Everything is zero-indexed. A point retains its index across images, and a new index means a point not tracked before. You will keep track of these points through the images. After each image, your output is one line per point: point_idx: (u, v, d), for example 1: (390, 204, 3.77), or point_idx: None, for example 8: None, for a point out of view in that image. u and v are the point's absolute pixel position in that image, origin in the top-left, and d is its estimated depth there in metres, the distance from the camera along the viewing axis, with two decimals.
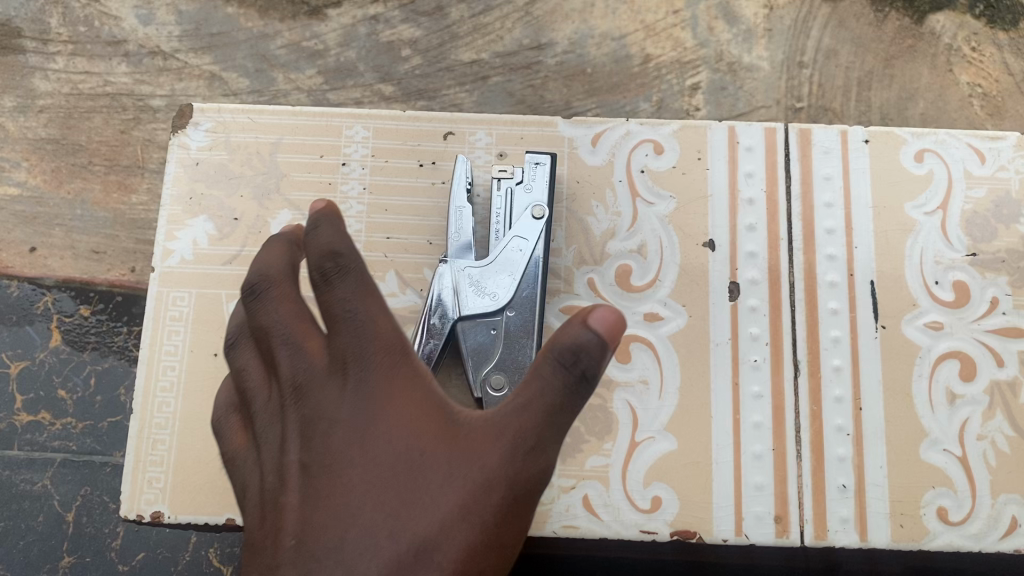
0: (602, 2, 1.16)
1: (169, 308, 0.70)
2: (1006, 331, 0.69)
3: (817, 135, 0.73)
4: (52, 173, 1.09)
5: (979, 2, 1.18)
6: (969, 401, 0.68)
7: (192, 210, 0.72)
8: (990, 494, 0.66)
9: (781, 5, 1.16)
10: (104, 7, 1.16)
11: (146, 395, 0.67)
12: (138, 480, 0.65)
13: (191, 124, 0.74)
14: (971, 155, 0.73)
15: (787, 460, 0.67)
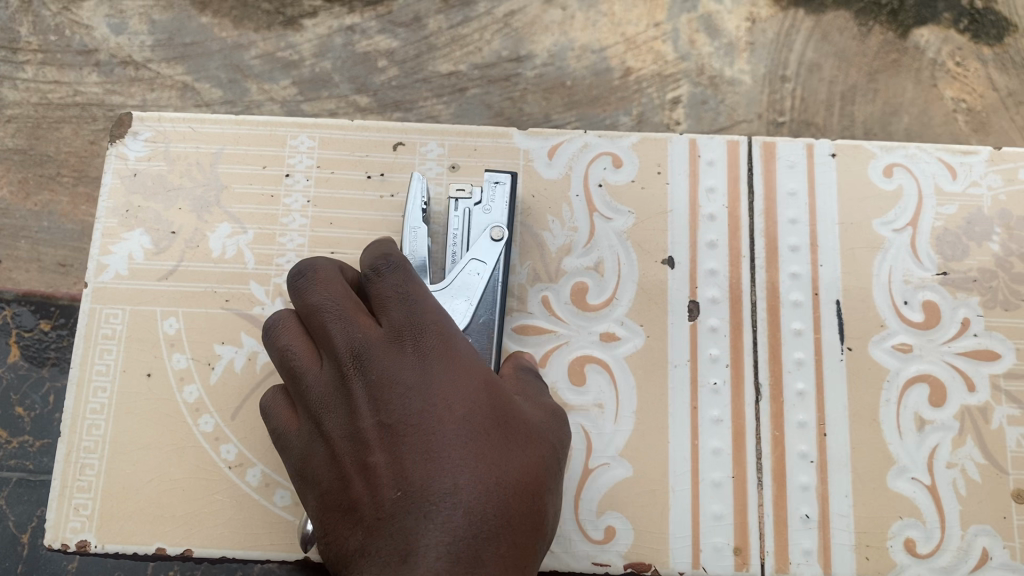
0: (582, 15, 1.15)
1: (99, 325, 0.73)
2: (976, 353, 0.72)
3: (783, 148, 0.77)
4: (18, 184, 1.08)
5: (965, 16, 1.17)
6: (938, 427, 0.70)
7: (128, 224, 0.75)
8: (956, 525, 0.68)
9: (763, 18, 1.15)
10: (75, 15, 1.14)
11: (76, 418, 0.71)
12: (64, 507, 0.69)
13: (129, 133, 0.78)
14: (942, 171, 0.76)
15: (747, 487, 0.69)
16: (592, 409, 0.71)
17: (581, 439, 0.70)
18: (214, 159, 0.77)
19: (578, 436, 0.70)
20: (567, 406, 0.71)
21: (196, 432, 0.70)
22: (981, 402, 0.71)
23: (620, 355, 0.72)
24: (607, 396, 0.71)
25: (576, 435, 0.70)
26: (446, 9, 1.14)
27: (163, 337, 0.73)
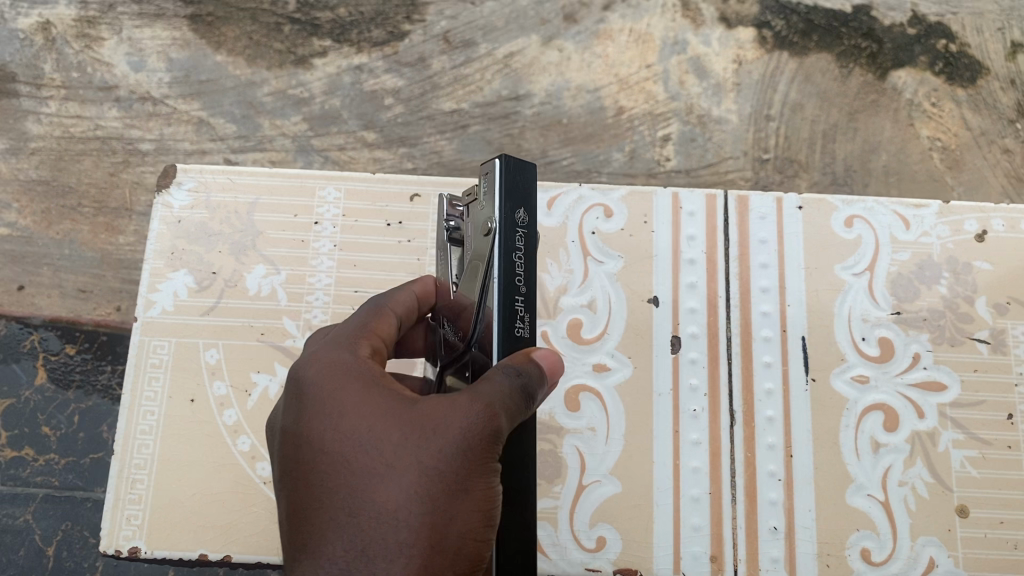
0: (578, 56, 1.21)
1: (150, 355, 0.81)
2: (926, 385, 0.79)
3: (754, 201, 0.85)
4: (41, 215, 1.13)
5: (939, 59, 1.24)
6: (891, 449, 0.77)
7: (173, 265, 0.83)
8: (909, 539, 0.74)
9: (749, 60, 1.22)
10: (97, 53, 1.20)
11: (127, 438, 0.78)
12: (117, 516, 0.75)
13: (175, 183, 0.86)
14: (896, 222, 0.84)
15: (723, 503, 0.76)
16: (584, 432, 0.78)
17: (576, 459, 0.77)
18: (247, 211, 0.85)
19: (571, 455, 0.77)
20: (561, 430, 0.78)
21: (235, 450, 0.77)
22: (932, 427, 0.78)
23: (611, 384, 0.79)
24: (599, 421, 0.78)
25: (569, 454, 0.77)
26: (448, 49, 1.20)
27: (204, 364, 0.80)
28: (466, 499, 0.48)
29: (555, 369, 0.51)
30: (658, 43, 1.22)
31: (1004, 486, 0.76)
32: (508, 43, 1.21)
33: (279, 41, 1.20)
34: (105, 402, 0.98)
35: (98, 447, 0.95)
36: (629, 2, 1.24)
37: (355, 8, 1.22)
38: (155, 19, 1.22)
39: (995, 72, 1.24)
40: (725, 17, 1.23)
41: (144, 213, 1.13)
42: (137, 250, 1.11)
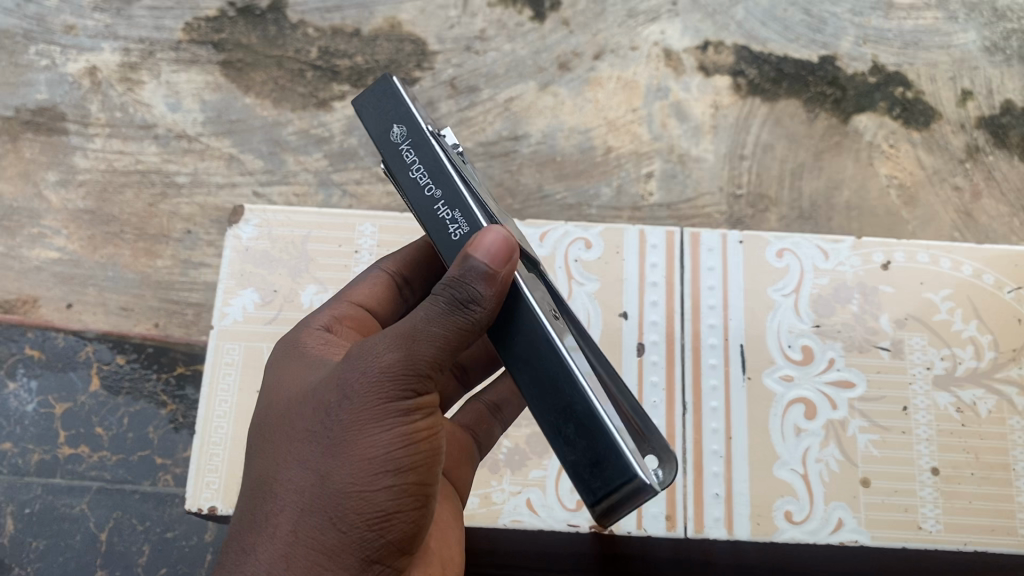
0: (571, 101, 1.35)
1: (223, 355, 0.75)
2: (839, 383, 0.74)
3: (703, 237, 0.80)
4: (87, 240, 1.25)
5: (897, 105, 1.37)
6: (810, 433, 0.72)
7: (242, 284, 0.78)
8: (823, 503, 0.70)
9: (725, 105, 1.35)
10: (138, 95, 1.34)
11: (205, 420, 0.73)
12: (200, 480, 0.71)
13: (242, 219, 0.80)
14: (818, 253, 0.79)
15: (677, 474, 0.72)
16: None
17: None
18: (303, 241, 0.80)
19: None
20: None
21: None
22: (844, 418, 0.73)
23: None
24: None
25: None
26: (455, 94, 1.34)
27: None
28: (372, 439, 0.46)
29: (507, 253, 0.45)
30: (643, 89, 1.36)
31: (901, 473, 0.71)
32: (508, 89, 1.35)
33: (302, 85, 1.34)
34: (151, 406, 1.11)
35: (145, 445, 1.09)
36: (617, 52, 1.37)
37: (371, 56, 1.35)
38: (190, 64, 1.35)
39: (946, 117, 1.37)
40: (703, 67, 1.37)
41: (180, 239, 1.25)
42: (173, 272, 1.23)
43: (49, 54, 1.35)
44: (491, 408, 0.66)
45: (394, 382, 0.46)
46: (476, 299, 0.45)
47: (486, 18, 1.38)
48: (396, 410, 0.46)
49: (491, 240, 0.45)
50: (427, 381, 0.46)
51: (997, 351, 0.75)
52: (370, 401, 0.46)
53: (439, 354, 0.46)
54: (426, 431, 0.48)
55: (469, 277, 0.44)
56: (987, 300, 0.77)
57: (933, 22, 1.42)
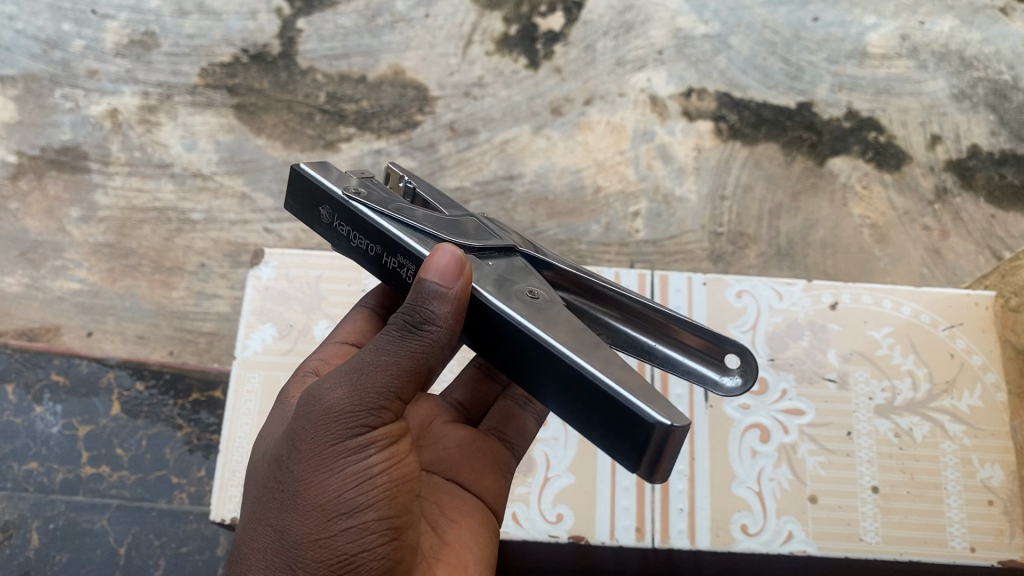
0: (563, 143, 1.44)
1: (245, 382, 0.83)
2: (790, 411, 0.82)
3: (671, 279, 0.89)
4: (107, 272, 1.33)
5: (870, 149, 1.44)
6: (765, 455, 0.81)
7: (261, 318, 0.86)
8: (776, 517, 0.78)
9: (707, 148, 1.44)
10: (156, 136, 1.42)
11: (228, 440, 0.80)
12: (223, 493, 0.78)
13: (262, 261, 0.88)
14: (773, 294, 0.88)
15: (646, 490, 0.80)
16: (549, 440, 0.82)
17: (541, 459, 0.81)
18: (317, 280, 0.88)
19: (539, 457, 0.81)
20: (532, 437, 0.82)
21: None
22: (794, 442, 0.81)
23: None
24: (559, 431, 0.82)
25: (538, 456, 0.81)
26: (454, 136, 1.42)
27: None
28: (327, 479, 0.50)
29: (457, 270, 0.51)
30: (630, 132, 1.45)
31: (845, 491, 0.79)
32: (503, 132, 1.43)
33: (309, 128, 1.42)
34: (167, 429, 1.19)
35: (162, 465, 1.16)
36: (606, 98, 1.46)
37: (376, 101, 1.45)
38: (205, 107, 1.44)
39: (917, 160, 1.43)
40: (687, 112, 1.46)
41: (194, 271, 1.33)
42: (187, 302, 1.31)
43: (74, 97, 1.44)
44: (520, 400, 0.72)
45: (341, 420, 0.50)
46: (430, 318, 0.51)
47: (484, 65, 1.48)
48: (349, 448, 0.50)
49: (442, 259, 0.51)
50: (381, 414, 0.50)
51: (932, 383, 0.83)
52: (321, 442, 0.50)
53: (385, 387, 0.50)
54: (387, 465, 0.51)
55: (423, 297, 0.51)
56: (925, 337, 0.85)
57: (905, 70, 1.50)
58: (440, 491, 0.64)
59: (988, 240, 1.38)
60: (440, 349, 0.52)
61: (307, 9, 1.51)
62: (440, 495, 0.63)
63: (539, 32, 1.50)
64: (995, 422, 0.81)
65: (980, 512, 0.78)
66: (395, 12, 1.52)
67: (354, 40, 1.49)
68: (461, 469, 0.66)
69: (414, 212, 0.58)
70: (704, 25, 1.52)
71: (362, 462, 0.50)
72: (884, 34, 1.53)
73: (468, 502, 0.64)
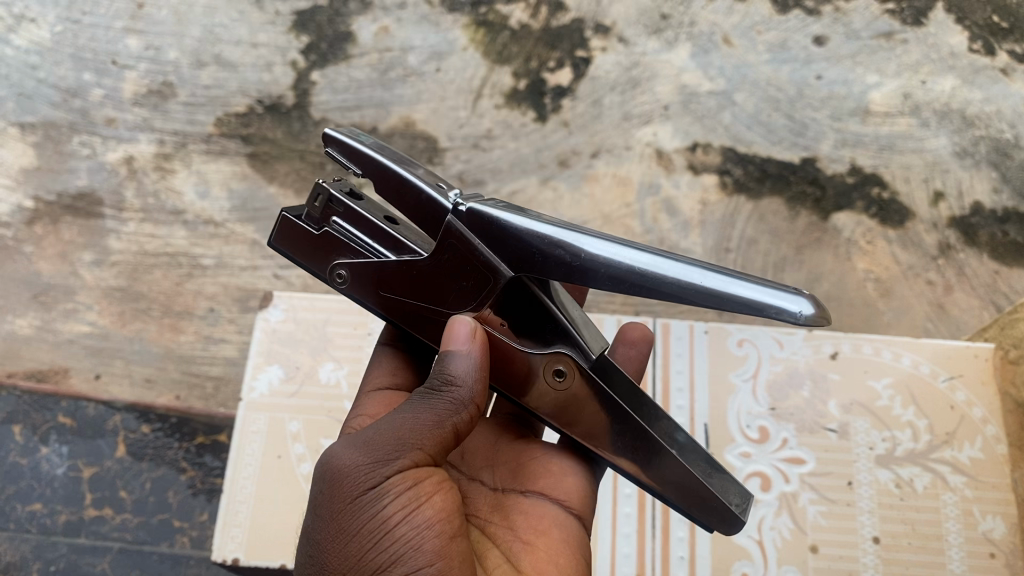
0: (569, 195, 1.45)
1: (250, 424, 0.83)
2: (791, 459, 0.82)
3: (673, 327, 0.90)
4: (117, 315, 1.35)
5: (873, 204, 1.45)
6: (765, 503, 0.80)
7: (269, 360, 0.86)
8: (776, 566, 0.78)
9: (713, 201, 1.46)
10: (169, 183, 1.45)
11: (231, 479, 0.80)
12: (225, 533, 0.78)
13: (271, 304, 0.90)
14: (773, 343, 0.89)
15: (646, 537, 0.80)
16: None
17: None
18: (323, 323, 0.89)
19: None
20: None
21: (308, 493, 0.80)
22: (795, 490, 0.81)
23: None
24: None
25: None
26: (463, 185, 1.45)
27: (288, 432, 0.83)
28: (356, 529, 0.55)
29: (472, 333, 0.61)
30: (636, 185, 1.47)
31: (845, 541, 0.79)
32: (512, 183, 1.46)
33: (318, 175, 1.44)
34: (171, 472, 1.19)
35: (165, 509, 1.17)
36: (613, 151, 1.49)
37: None
38: (219, 156, 1.47)
39: (920, 216, 1.44)
40: (692, 166, 1.48)
41: (203, 316, 1.35)
42: (195, 347, 1.32)
43: (91, 144, 1.48)
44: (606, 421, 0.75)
45: (352, 475, 0.56)
46: (446, 376, 0.60)
47: (493, 118, 1.51)
48: (366, 497, 0.55)
49: (459, 329, 0.61)
50: (394, 462, 0.56)
51: (932, 434, 0.83)
52: (338, 502, 0.56)
53: (395, 440, 0.57)
54: (407, 506, 0.55)
55: (445, 361, 0.60)
56: (925, 389, 0.86)
57: (907, 128, 1.51)
58: (515, 512, 0.68)
59: (992, 295, 1.38)
60: (462, 407, 0.60)
61: (321, 62, 1.55)
62: (518, 515, 0.67)
63: (547, 87, 1.53)
64: (996, 474, 0.81)
65: (982, 565, 0.77)
66: (407, 66, 1.55)
67: (366, 93, 1.52)
68: (536, 480, 0.70)
69: (389, 283, 0.64)
70: (710, 82, 1.55)
71: (379, 508, 0.55)
72: (887, 92, 1.55)
73: (546, 518, 0.67)
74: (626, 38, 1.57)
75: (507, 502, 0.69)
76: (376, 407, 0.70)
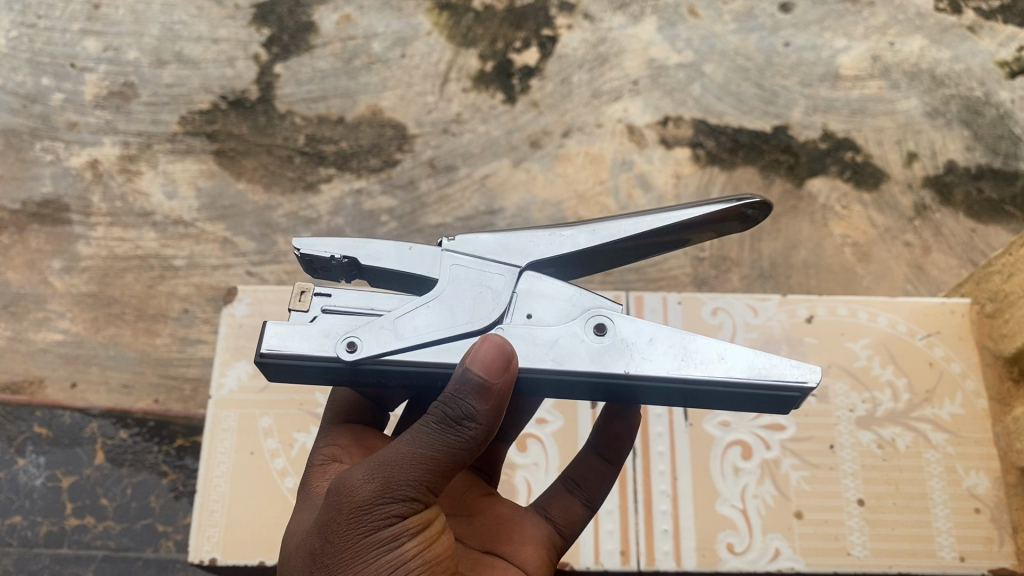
0: (542, 175, 1.44)
1: (220, 421, 0.82)
2: (772, 426, 0.82)
3: (645, 300, 0.89)
4: (90, 321, 1.32)
5: (847, 169, 1.44)
6: (748, 472, 0.80)
7: (236, 356, 0.85)
8: (761, 535, 0.77)
9: (686, 175, 1.44)
10: (136, 185, 1.43)
11: (204, 479, 0.79)
12: (201, 534, 0.77)
13: (235, 299, 0.88)
14: (747, 310, 0.88)
15: (628, 512, 0.79)
16: (529, 466, 0.83)
17: (522, 486, 0.82)
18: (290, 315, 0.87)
19: (520, 484, 0.82)
20: (512, 465, 0.83)
21: (282, 489, 0.79)
22: (777, 457, 0.80)
23: (549, 432, 0.84)
24: (542, 459, 0.83)
25: (519, 483, 0.82)
26: (434, 173, 1.43)
27: (260, 428, 0.82)
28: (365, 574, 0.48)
29: (502, 363, 0.49)
30: (609, 162, 1.45)
31: (831, 505, 0.78)
32: (483, 166, 1.44)
33: (288, 172, 1.43)
34: (152, 476, 1.17)
35: (147, 514, 1.15)
36: (584, 129, 1.47)
37: (355, 141, 1.46)
38: (185, 154, 1.45)
39: (894, 178, 1.43)
40: (664, 140, 1.47)
41: (178, 318, 1.33)
42: (171, 349, 1.30)
43: (54, 149, 1.45)
44: (569, 486, 0.69)
45: (370, 512, 0.48)
46: (469, 410, 0.48)
47: (461, 102, 1.49)
48: (381, 538, 0.48)
49: (485, 352, 0.49)
50: (412, 501, 0.49)
51: (913, 393, 0.83)
52: (349, 536, 0.48)
53: (415, 481, 0.48)
54: (421, 550, 0.49)
55: (464, 394, 0.48)
56: (903, 348, 0.85)
57: (878, 91, 1.51)
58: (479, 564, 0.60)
59: (970, 253, 1.37)
60: (480, 443, 0.49)
61: (284, 54, 1.53)
62: (482, 566, 0.60)
63: (515, 68, 1.52)
64: (978, 429, 0.81)
65: (968, 521, 0.77)
66: (372, 54, 1.53)
67: (331, 83, 1.50)
68: (500, 542, 0.63)
69: (409, 324, 0.53)
70: (678, 54, 1.53)
71: (394, 552, 0.48)
72: (855, 56, 1.54)
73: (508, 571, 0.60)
74: (592, 15, 1.56)
75: (471, 555, 0.61)
76: (346, 439, 0.64)
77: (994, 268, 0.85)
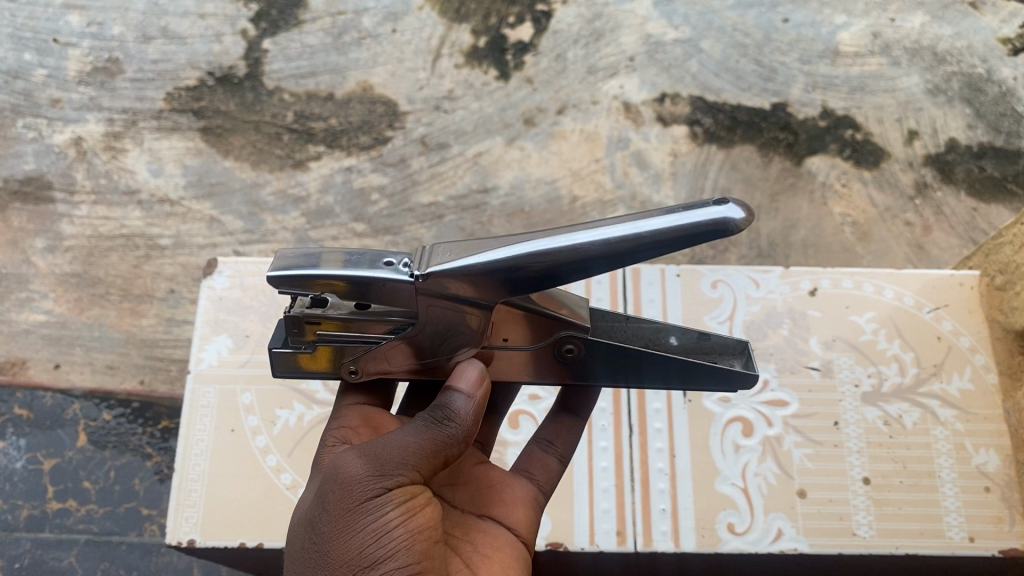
0: (536, 153, 1.41)
1: (200, 398, 0.79)
2: (773, 402, 0.79)
3: (643, 272, 0.86)
4: (74, 302, 1.29)
5: (847, 146, 1.41)
6: (748, 449, 0.77)
7: (216, 330, 0.82)
8: (763, 514, 0.75)
9: (683, 153, 1.41)
10: (121, 163, 1.40)
11: (183, 458, 0.76)
12: (179, 514, 0.74)
13: (216, 271, 0.85)
14: (748, 283, 0.85)
15: (625, 491, 0.77)
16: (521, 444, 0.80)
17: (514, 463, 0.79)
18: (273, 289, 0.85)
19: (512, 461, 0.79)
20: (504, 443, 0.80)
21: (264, 467, 0.76)
22: (779, 434, 0.78)
23: (542, 407, 0.81)
24: None
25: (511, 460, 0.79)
26: (426, 150, 1.40)
27: (241, 404, 0.79)
28: (354, 532, 0.49)
29: (479, 381, 0.56)
30: (604, 139, 1.42)
31: (835, 483, 0.76)
32: (476, 144, 1.41)
33: (276, 149, 1.40)
34: (137, 458, 1.15)
35: (132, 497, 1.12)
36: (580, 106, 1.44)
37: (345, 118, 1.43)
38: (172, 132, 1.42)
39: (894, 156, 1.41)
40: (661, 117, 1.44)
41: (163, 298, 1.30)
42: (156, 330, 1.27)
43: (37, 126, 1.42)
44: (543, 443, 0.68)
45: (360, 482, 0.50)
46: (452, 410, 0.54)
47: (453, 79, 1.46)
48: (369, 504, 0.49)
49: (467, 373, 0.57)
50: (398, 476, 0.50)
51: (920, 367, 0.80)
52: (340, 506, 0.50)
53: (403, 457, 0.51)
54: (405, 513, 0.50)
55: (448, 400, 0.55)
56: (910, 321, 0.83)
57: (878, 68, 1.48)
58: (472, 529, 0.60)
59: (971, 232, 1.35)
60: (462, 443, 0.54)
61: (273, 30, 1.50)
62: (477, 534, 0.60)
63: (508, 44, 1.48)
64: (987, 405, 0.78)
65: (977, 500, 0.75)
66: (362, 30, 1.50)
67: (321, 59, 1.47)
68: (491, 505, 0.62)
69: (398, 355, 0.58)
70: (675, 30, 1.51)
71: (381, 517, 0.49)
72: (855, 32, 1.51)
73: (499, 535, 0.60)
74: None
75: (464, 522, 0.61)
76: (354, 419, 0.62)
77: (1005, 240, 0.82)
